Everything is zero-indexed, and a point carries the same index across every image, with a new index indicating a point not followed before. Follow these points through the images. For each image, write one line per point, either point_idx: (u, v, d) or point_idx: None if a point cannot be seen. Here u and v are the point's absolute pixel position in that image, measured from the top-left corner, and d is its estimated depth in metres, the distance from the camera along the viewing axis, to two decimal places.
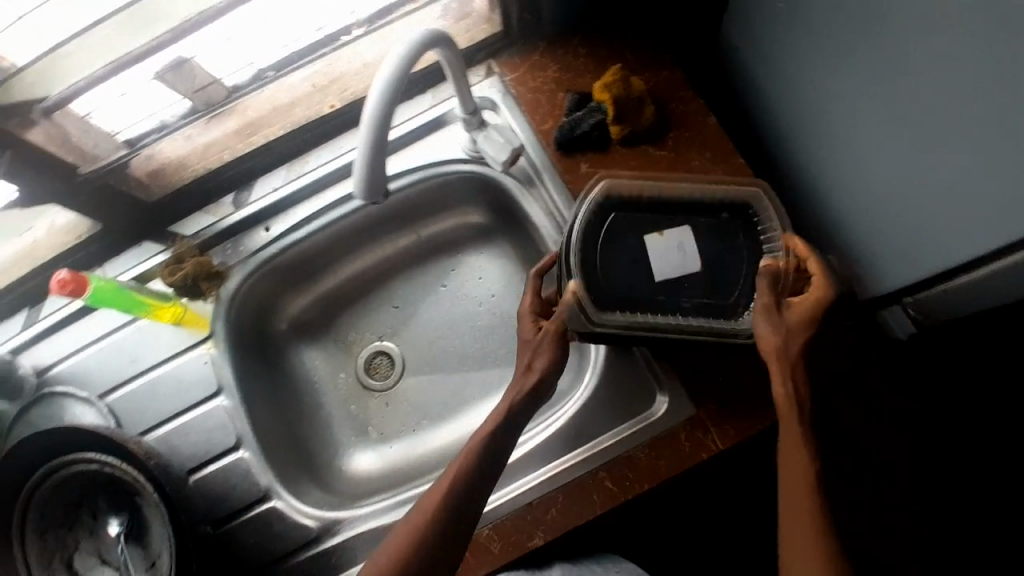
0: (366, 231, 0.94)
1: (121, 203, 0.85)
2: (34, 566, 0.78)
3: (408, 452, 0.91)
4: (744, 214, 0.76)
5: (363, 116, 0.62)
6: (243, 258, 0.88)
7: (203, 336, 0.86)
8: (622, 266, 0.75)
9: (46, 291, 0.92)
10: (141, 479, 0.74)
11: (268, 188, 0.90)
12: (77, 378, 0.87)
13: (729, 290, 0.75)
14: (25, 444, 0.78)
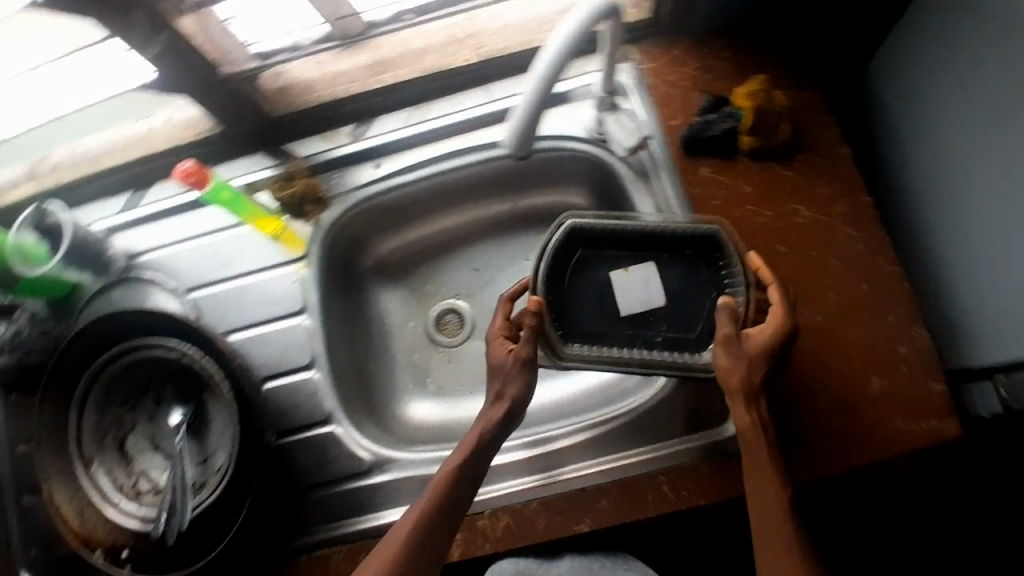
0: (466, 190, 0.94)
1: (245, 110, 0.86)
2: (88, 438, 0.80)
3: (458, 414, 0.91)
4: (711, 250, 0.79)
5: (537, 67, 0.66)
6: (347, 190, 0.90)
7: (297, 256, 0.88)
8: (590, 299, 0.80)
9: (155, 180, 0.95)
10: (218, 377, 0.76)
11: (386, 129, 0.91)
12: (168, 269, 0.90)
13: (692, 324, 0.78)
14: (109, 319, 0.79)
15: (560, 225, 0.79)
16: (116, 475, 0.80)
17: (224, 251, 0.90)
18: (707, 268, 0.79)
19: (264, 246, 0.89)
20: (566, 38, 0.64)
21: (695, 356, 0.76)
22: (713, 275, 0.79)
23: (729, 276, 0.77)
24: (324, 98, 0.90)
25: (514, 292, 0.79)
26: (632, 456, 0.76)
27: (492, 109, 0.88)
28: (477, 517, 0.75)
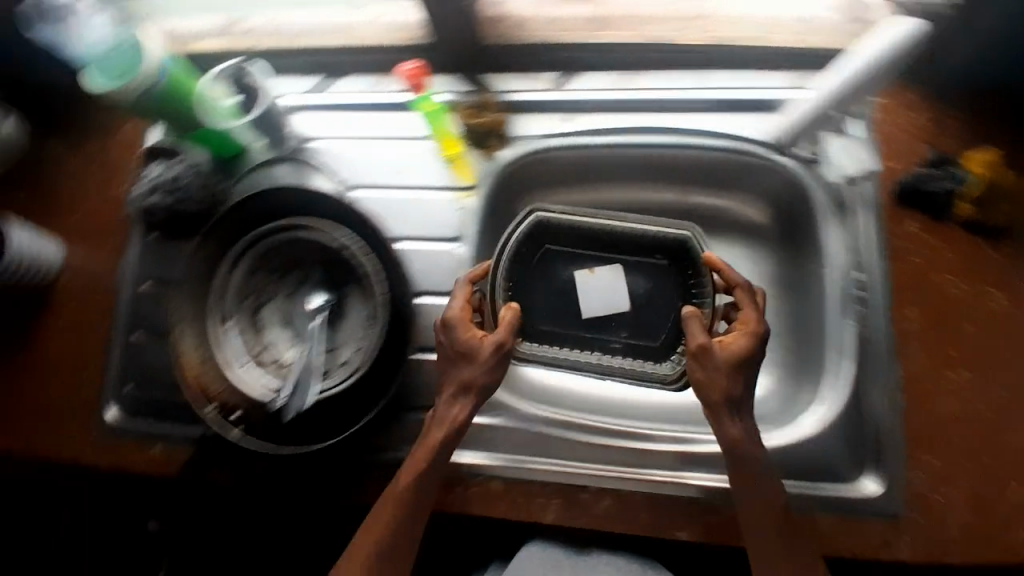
0: (642, 170, 0.87)
1: (455, 29, 0.81)
2: (230, 296, 0.78)
3: (556, 384, 0.86)
4: (681, 258, 0.79)
5: (848, 67, 0.75)
6: (529, 136, 0.83)
7: (465, 185, 0.84)
8: (552, 296, 0.80)
9: (330, 70, 0.90)
10: (374, 281, 0.75)
11: (589, 86, 0.84)
12: (336, 162, 0.86)
13: (656, 334, 0.78)
14: (277, 192, 0.77)
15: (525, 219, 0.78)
16: (246, 339, 0.79)
17: (403, 160, 0.86)
18: (682, 279, 0.79)
19: (440, 168, 0.85)
20: (880, 54, 0.73)
21: (659, 368, 0.77)
22: (684, 287, 0.79)
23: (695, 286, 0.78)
24: (537, 38, 0.81)
25: (475, 276, 0.75)
26: None
27: (713, 95, 0.83)
28: (581, 490, 0.75)
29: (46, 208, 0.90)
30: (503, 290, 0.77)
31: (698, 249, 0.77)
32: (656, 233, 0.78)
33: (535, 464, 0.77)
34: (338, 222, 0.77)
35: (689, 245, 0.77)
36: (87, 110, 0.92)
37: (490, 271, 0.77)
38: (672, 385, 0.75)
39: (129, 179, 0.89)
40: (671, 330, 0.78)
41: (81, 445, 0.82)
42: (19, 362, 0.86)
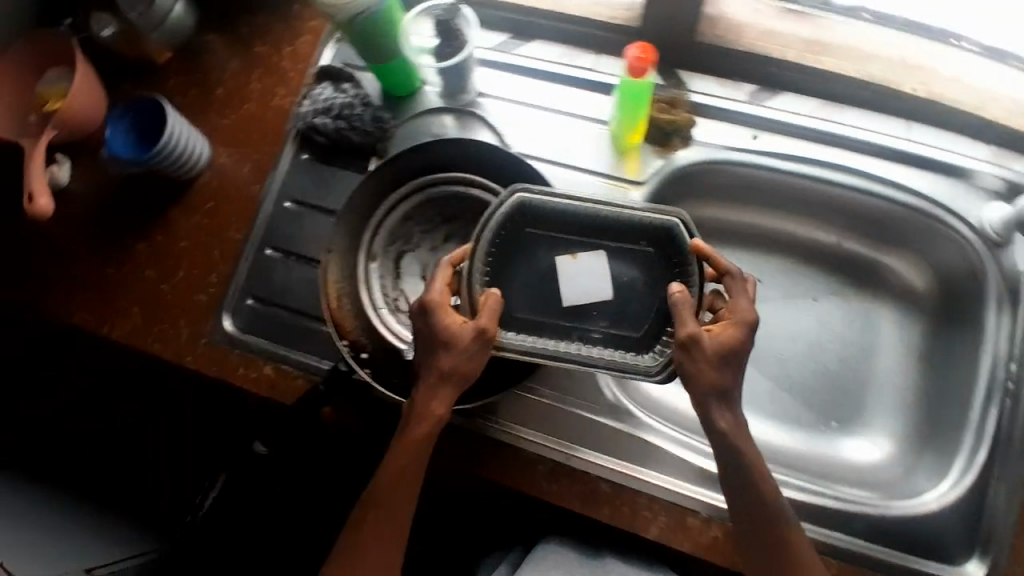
0: (808, 204, 0.84)
1: (667, 21, 0.75)
2: (382, 236, 0.77)
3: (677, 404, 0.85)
4: (666, 248, 0.72)
5: None
6: (714, 145, 0.78)
7: (635, 180, 0.78)
8: (530, 285, 0.74)
9: (509, 29, 0.84)
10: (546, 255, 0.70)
11: (782, 108, 0.79)
12: (504, 124, 0.82)
13: (636, 324, 0.72)
14: (453, 144, 0.74)
15: (506, 199, 0.71)
16: (386, 283, 0.77)
17: (571, 140, 0.81)
18: (666, 275, 0.72)
19: (610, 157, 0.80)
20: None
21: (636, 358, 0.71)
22: (667, 277, 0.72)
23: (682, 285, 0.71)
24: (752, 48, 0.77)
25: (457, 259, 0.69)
26: (859, 544, 0.73)
27: (907, 148, 0.79)
28: (692, 513, 0.72)
29: (200, 104, 0.87)
30: (482, 274, 0.71)
31: (682, 237, 0.70)
32: (641, 222, 0.71)
33: (650, 477, 0.73)
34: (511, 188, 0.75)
35: (672, 234, 0.71)
36: (260, 14, 0.89)
37: (469, 254, 0.70)
38: (655, 376, 0.68)
39: (297, 97, 0.86)
40: (654, 317, 0.72)
41: (196, 347, 0.82)
42: (149, 252, 0.85)
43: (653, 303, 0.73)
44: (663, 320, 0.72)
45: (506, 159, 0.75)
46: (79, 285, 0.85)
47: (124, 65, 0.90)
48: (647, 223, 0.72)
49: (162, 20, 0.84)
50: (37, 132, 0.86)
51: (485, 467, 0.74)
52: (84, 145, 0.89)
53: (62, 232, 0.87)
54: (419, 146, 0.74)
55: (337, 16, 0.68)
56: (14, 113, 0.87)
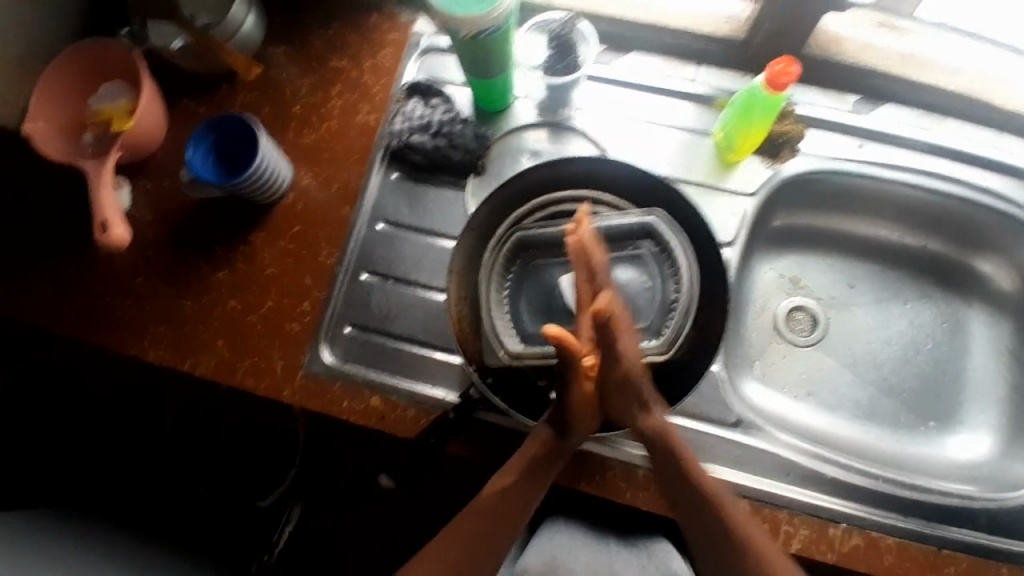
0: (899, 209, 0.84)
1: (775, 34, 0.76)
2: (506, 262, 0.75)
3: (785, 413, 0.82)
4: (656, 246, 0.68)
5: None
6: (823, 155, 0.79)
7: (744, 189, 0.78)
8: (535, 300, 0.71)
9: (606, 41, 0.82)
10: (682, 273, 0.66)
11: (885, 118, 0.80)
12: (603, 137, 0.80)
13: (646, 314, 0.67)
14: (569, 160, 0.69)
15: (505, 241, 0.69)
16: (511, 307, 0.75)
17: (674, 151, 0.79)
18: (663, 274, 0.68)
19: (711, 169, 0.78)
20: None
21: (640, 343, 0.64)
22: (666, 277, 0.68)
23: (677, 285, 0.67)
24: (859, 60, 0.79)
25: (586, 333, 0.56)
26: (984, 537, 0.71)
27: (995, 156, 0.80)
28: (830, 524, 0.69)
29: (277, 122, 0.83)
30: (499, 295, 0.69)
31: (668, 234, 0.67)
32: (620, 224, 0.67)
33: (778, 489, 0.70)
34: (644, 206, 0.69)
35: (655, 231, 0.67)
36: (336, 27, 0.86)
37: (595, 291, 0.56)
38: (667, 352, 0.64)
39: (383, 112, 0.83)
40: (658, 309, 0.67)
41: (293, 382, 0.75)
42: (231, 282, 0.79)
43: (655, 298, 0.68)
44: (665, 311, 0.67)
45: (622, 168, 0.69)
46: (150, 319, 0.79)
47: (189, 80, 0.85)
48: (631, 223, 0.67)
49: (239, 30, 0.81)
50: (95, 155, 0.79)
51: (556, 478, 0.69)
52: (143, 166, 0.83)
53: (128, 262, 0.81)
54: (544, 163, 0.69)
55: (466, 32, 0.65)
56: (63, 134, 0.81)
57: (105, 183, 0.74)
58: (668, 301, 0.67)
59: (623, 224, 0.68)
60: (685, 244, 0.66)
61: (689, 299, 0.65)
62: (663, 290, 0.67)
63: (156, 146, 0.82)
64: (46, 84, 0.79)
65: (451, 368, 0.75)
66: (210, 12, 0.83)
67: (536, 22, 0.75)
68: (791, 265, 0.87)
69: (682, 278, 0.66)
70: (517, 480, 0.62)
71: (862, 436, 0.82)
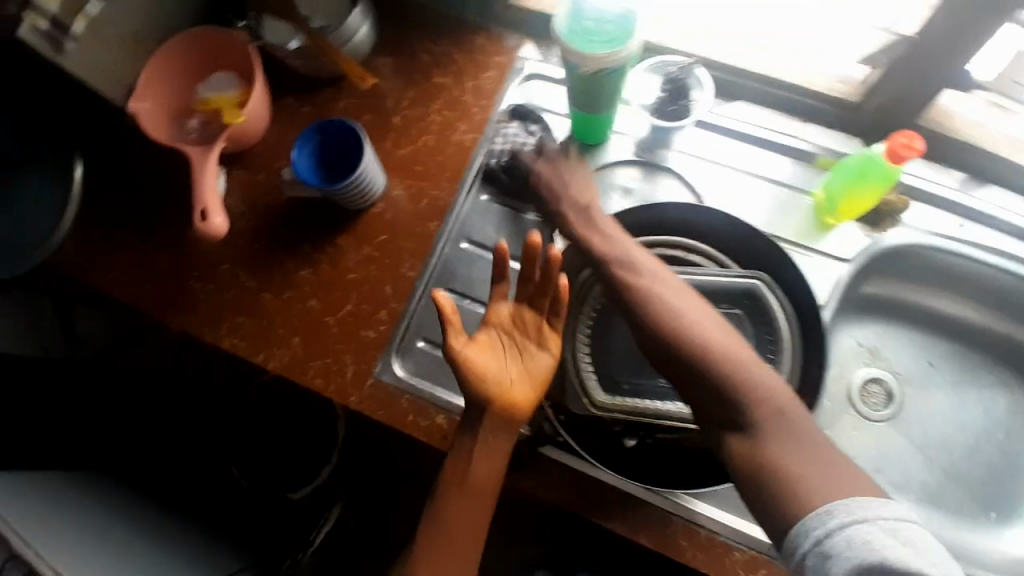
0: (991, 294, 0.82)
1: (888, 105, 0.74)
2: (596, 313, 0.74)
3: None
4: (754, 311, 0.63)
5: None
6: (924, 231, 0.77)
7: (839, 254, 0.76)
8: (621, 348, 0.69)
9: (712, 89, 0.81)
10: (778, 346, 0.63)
11: (989, 201, 0.78)
12: (699, 182, 0.78)
13: None
14: (669, 207, 0.68)
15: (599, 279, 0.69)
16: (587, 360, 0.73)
17: (770, 205, 0.77)
18: (758, 340, 0.63)
19: (808, 228, 0.76)
20: None
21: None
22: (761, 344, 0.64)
23: (773, 352, 0.63)
24: (971, 139, 0.77)
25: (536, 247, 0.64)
26: None
27: None
28: None
29: (376, 131, 0.84)
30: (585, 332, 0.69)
31: (768, 296, 0.63)
32: (719, 282, 0.64)
33: None
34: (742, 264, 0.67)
35: (756, 295, 0.63)
36: (442, 43, 0.86)
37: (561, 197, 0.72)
38: None
39: (479, 133, 0.83)
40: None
41: (362, 388, 0.76)
42: (313, 281, 0.80)
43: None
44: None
45: (725, 221, 0.68)
46: (230, 307, 0.80)
47: (296, 80, 0.87)
48: (733, 282, 0.64)
49: (351, 38, 0.82)
50: (199, 141, 0.81)
51: (614, 526, 0.68)
52: (241, 156, 0.85)
53: (215, 248, 0.83)
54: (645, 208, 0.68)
55: (586, 69, 0.65)
56: (169, 115, 0.82)
57: (209, 171, 0.75)
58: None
59: (723, 282, 0.64)
60: (788, 313, 0.63)
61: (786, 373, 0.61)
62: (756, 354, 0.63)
63: (257, 139, 0.84)
64: (157, 63, 0.80)
65: None
66: (325, 16, 0.84)
67: (648, 61, 0.74)
68: (872, 335, 0.86)
69: (782, 348, 0.62)
70: (465, 463, 0.65)
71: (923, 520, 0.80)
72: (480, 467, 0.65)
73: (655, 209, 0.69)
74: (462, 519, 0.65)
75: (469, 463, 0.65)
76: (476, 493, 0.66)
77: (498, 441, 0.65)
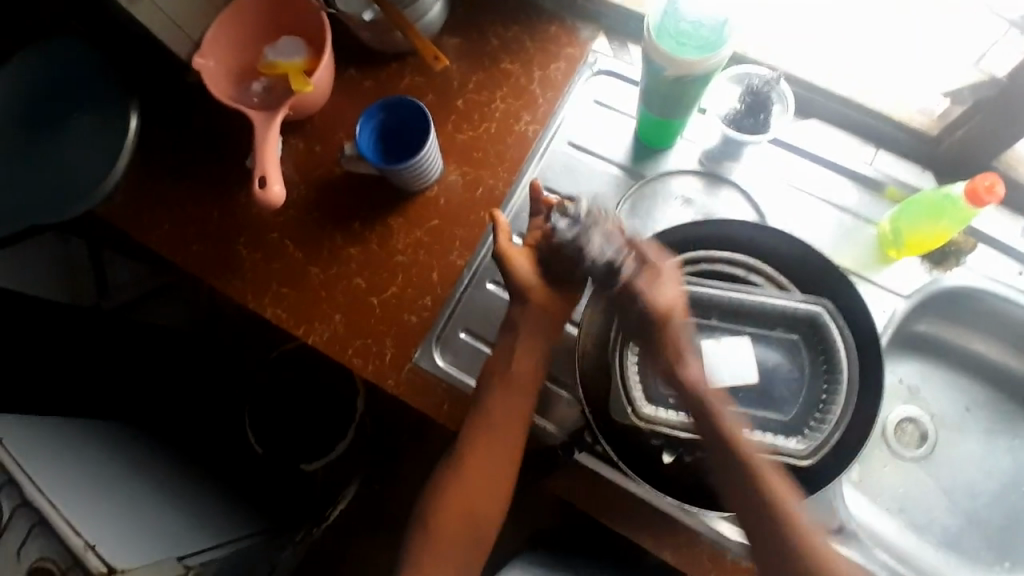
0: None
1: (966, 143, 0.72)
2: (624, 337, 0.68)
3: (876, 522, 0.80)
4: (813, 339, 0.64)
5: None
6: (985, 276, 0.76)
7: (897, 289, 0.75)
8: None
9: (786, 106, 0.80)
10: (835, 375, 0.62)
11: None
12: (762, 201, 0.77)
13: (783, 407, 0.64)
14: (735, 222, 0.66)
15: None
16: None
17: (831, 231, 0.77)
18: (813, 369, 0.64)
19: (868, 259, 0.76)
20: None
21: (783, 441, 0.61)
22: (816, 374, 0.64)
23: (828, 385, 0.63)
24: None
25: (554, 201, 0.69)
26: None
27: None
28: None
29: (438, 113, 0.83)
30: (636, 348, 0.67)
31: (833, 330, 0.62)
32: (781, 306, 0.63)
33: None
34: (802, 291, 0.65)
35: (818, 323, 0.62)
36: (514, 30, 0.85)
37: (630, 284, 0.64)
38: (807, 461, 0.59)
39: (542, 125, 0.82)
40: (801, 403, 0.64)
41: (400, 371, 0.76)
42: (360, 259, 0.80)
43: (800, 391, 0.64)
44: (809, 408, 0.63)
45: (791, 241, 0.65)
46: (275, 276, 0.80)
47: (363, 52, 0.86)
48: (794, 309, 0.63)
49: (426, 15, 0.81)
50: (262, 105, 0.80)
51: (645, 540, 0.68)
52: (301, 125, 0.84)
53: (266, 216, 0.82)
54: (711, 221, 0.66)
55: (672, 72, 0.63)
56: (232, 78, 0.81)
57: (270, 138, 0.75)
58: (815, 399, 0.63)
59: (783, 308, 0.63)
60: (849, 345, 0.61)
61: (843, 410, 0.60)
62: (810, 385, 0.64)
63: (319, 108, 0.83)
64: (227, 21, 0.79)
65: (555, 400, 0.72)
66: None
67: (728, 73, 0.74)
68: (915, 373, 0.85)
69: (840, 385, 0.61)
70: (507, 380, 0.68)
71: (938, 562, 0.79)
72: (520, 358, 0.68)
73: (720, 221, 0.66)
74: (504, 408, 0.67)
75: (511, 354, 0.68)
76: (520, 388, 0.68)
77: (539, 334, 0.69)
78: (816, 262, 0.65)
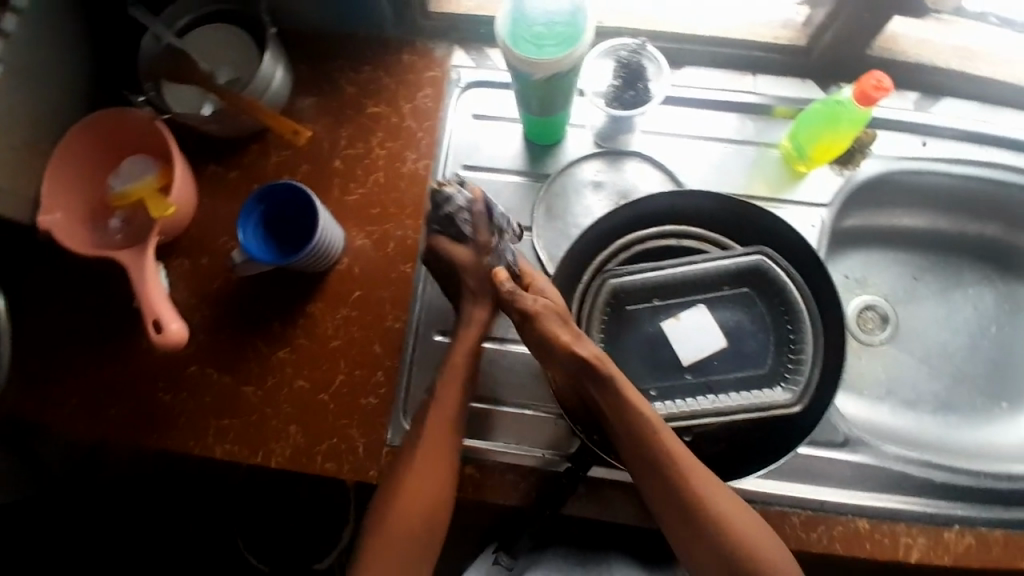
0: (961, 202, 0.83)
1: (838, 42, 0.72)
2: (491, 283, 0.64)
3: (873, 415, 0.82)
4: (763, 284, 0.63)
5: None
6: (893, 157, 0.77)
7: (821, 199, 0.76)
8: (639, 355, 0.64)
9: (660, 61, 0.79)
10: (795, 313, 0.62)
11: (946, 114, 0.79)
12: (666, 158, 0.76)
13: (759, 360, 0.63)
14: (653, 198, 0.65)
15: (600, 292, 0.63)
16: None
17: (740, 165, 0.76)
18: (773, 313, 0.64)
19: (782, 180, 0.76)
20: None
21: (770, 393, 0.61)
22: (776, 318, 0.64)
23: (792, 323, 0.63)
24: (920, 60, 0.77)
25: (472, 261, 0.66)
26: None
27: None
28: (945, 527, 0.70)
29: (318, 180, 0.77)
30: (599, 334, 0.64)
31: (780, 273, 0.63)
32: (722, 266, 0.63)
33: (882, 500, 0.70)
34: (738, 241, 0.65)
35: (762, 269, 0.63)
36: (368, 71, 0.80)
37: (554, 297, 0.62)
38: (794, 406, 0.60)
39: (430, 158, 0.78)
40: (773, 350, 0.63)
41: (379, 459, 0.71)
42: (294, 359, 0.74)
43: (768, 338, 0.64)
44: (781, 353, 0.63)
45: (707, 197, 0.65)
46: (211, 411, 0.73)
47: (219, 144, 0.78)
48: (736, 262, 0.63)
49: (269, 87, 0.74)
50: (128, 243, 0.71)
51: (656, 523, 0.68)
52: (179, 244, 0.76)
53: (174, 351, 0.74)
54: (630, 204, 0.65)
55: (541, 75, 0.60)
56: (84, 222, 0.71)
57: (151, 276, 0.67)
58: (784, 340, 0.64)
59: (724, 266, 0.63)
60: (801, 284, 0.62)
61: (811, 346, 0.61)
62: (775, 331, 0.64)
63: (190, 220, 0.76)
64: (57, 165, 0.70)
65: (539, 425, 0.71)
66: (232, 66, 0.76)
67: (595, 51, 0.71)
68: (858, 266, 0.87)
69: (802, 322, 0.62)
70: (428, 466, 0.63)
71: (941, 430, 0.82)
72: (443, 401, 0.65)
73: (636, 202, 0.65)
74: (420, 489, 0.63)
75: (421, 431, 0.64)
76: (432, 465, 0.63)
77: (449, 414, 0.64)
78: (744, 210, 0.64)
